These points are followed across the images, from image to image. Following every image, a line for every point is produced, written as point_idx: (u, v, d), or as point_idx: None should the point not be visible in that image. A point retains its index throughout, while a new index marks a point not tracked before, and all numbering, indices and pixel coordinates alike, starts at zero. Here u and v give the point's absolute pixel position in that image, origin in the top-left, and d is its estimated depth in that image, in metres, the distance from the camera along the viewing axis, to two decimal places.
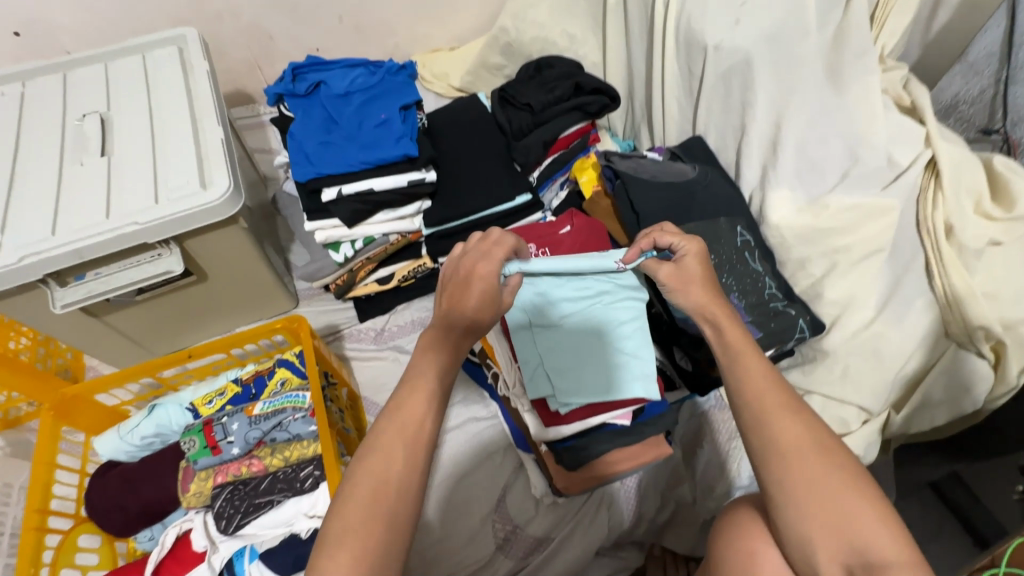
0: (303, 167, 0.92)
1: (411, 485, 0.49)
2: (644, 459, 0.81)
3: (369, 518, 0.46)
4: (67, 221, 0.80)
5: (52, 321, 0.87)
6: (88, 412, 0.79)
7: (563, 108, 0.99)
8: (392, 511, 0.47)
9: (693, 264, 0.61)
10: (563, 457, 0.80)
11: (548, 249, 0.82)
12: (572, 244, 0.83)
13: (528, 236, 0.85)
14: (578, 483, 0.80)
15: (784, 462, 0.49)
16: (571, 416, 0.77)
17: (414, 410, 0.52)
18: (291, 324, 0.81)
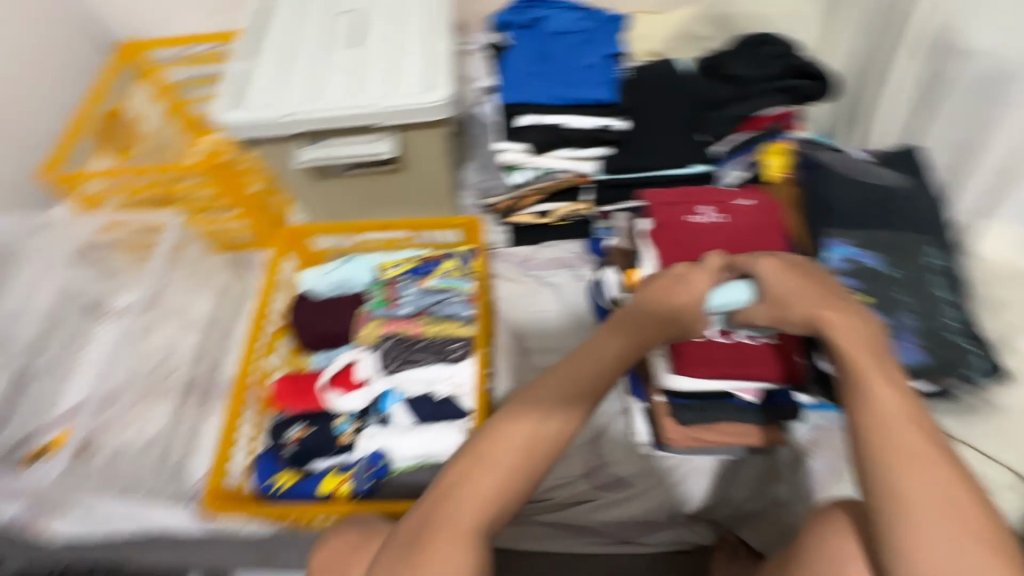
0: (510, 92, 1.00)
1: (556, 440, 0.61)
2: (750, 439, 0.84)
3: (517, 457, 0.60)
4: (323, 94, 0.97)
5: (287, 172, 1.06)
6: (302, 249, 0.99)
7: (769, 88, 0.97)
8: (533, 457, 0.61)
9: (778, 283, 0.61)
10: (681, 411, 0.84)
11: (727, 215, 0.81)
12: (749, 216, 0.81)
13: (709, 198, 0.84)
14: (686, 438, 0.85)
15: (898, 500, 0.49)
16: (703, 370, 0.80)
17: (571, 383, 0.63)
18: (470, 225, 0.93)
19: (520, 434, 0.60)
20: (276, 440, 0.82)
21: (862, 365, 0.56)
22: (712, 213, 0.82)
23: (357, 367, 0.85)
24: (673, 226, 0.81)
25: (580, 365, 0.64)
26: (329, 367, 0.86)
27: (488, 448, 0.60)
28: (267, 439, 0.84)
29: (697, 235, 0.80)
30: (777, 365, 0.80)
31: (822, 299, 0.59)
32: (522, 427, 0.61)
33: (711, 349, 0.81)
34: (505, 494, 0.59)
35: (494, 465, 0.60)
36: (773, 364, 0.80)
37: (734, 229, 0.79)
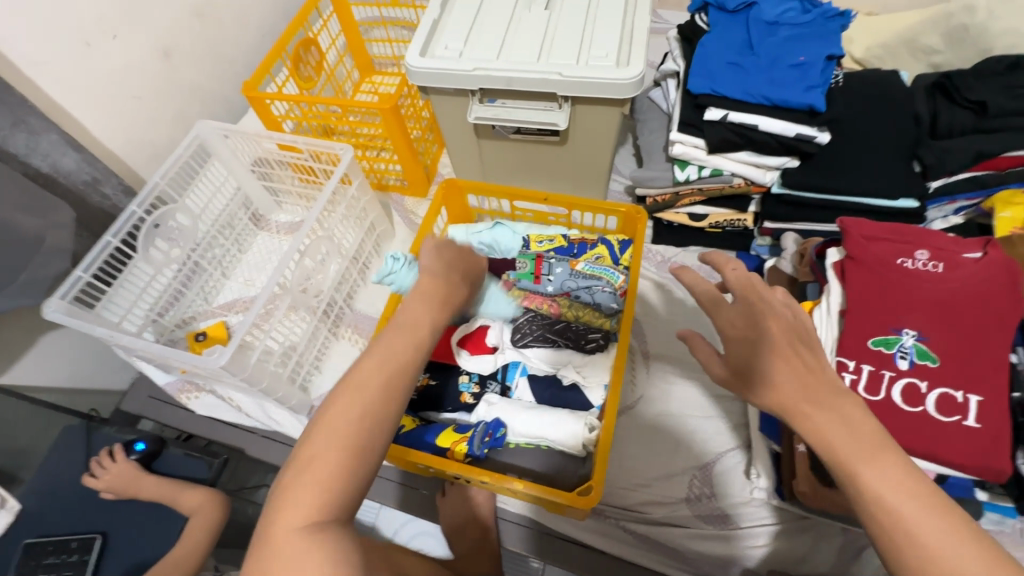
0: (701, 79, 0.93)
1: (387, 414, 0.54)
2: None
3: (338, 447, 0.51)
4: (510, 53, 0.95)
5: (454, 125, 1.08)
6: (456, 205, 0.99)
7: (1023, 125, 0.82)
8: (359, 437, 0.52)
9: (749, 358, 0.51)
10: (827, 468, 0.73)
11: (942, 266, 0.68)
12: (979, 273, 0.67)
13: (922, 242, 0.71)
14: (821, 499, 0.74)
15: None
16: None
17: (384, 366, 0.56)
18: (634, 213, 0.87)
19: (333, 428, 0.51)
20: None
21: (853, 462, 0.45)
22: (928, 260, 0.70)
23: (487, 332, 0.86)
24: (873, 262, 0.71)
25: (375, 354, 0.58)
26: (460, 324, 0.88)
27: (316, 452, 0.51)
28: None
29: (899, 281, 0.69)
30: (978, 462, 0.61)
31: (798, 382, 0.49)
32: (341, 418, 0.52)
33: (892, 415, 0.64)
34: (336, 482, 0.49)
35: (311, 460, 0.50)
36: (972, 458, 0.61)
37: (954, 285, 0.67)
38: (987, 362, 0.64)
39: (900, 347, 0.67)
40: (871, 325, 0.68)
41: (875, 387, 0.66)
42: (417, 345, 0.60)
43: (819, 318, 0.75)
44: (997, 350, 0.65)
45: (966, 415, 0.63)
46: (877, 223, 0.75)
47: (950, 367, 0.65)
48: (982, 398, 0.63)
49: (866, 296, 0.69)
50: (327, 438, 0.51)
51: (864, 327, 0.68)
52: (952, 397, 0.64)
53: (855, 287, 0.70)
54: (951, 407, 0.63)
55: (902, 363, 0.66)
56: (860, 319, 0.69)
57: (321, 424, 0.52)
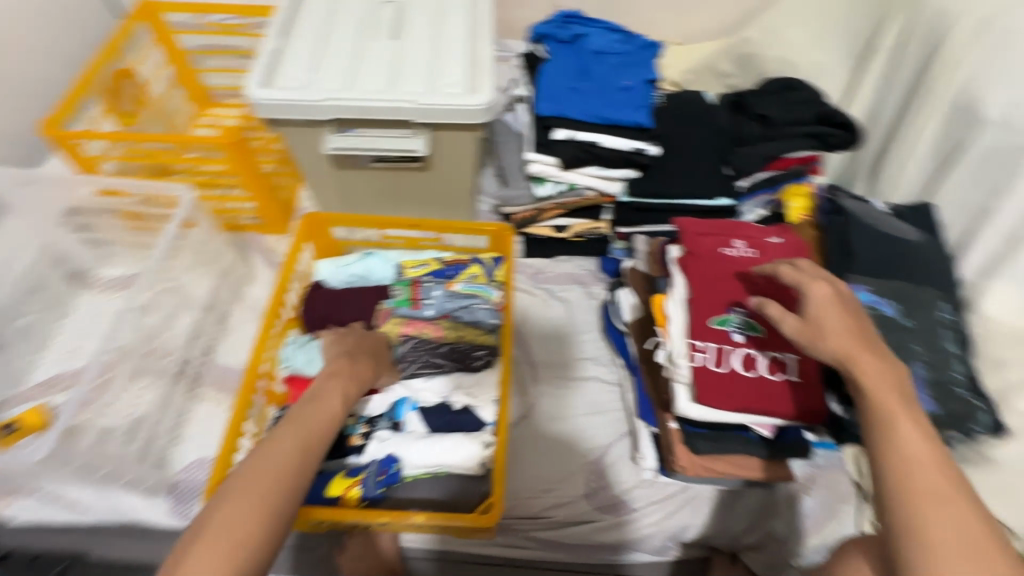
0: (546, 104, 1.01)
1: (303, 470, 0.56)
2: (762, 474, 0.83)
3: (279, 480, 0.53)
4: (359, 83, 0.94)
5: (309, 157, 1.04)
6: (322, 237, 0.94)
7: (798, 132, 1.01)
8: (272, 492, 0.52)
9: (822, 313, 0.61)
10: (695, 441, 0.83)
11: (755, 249, 0.81)
12: (781, 254, 0.81)
13: (736, 232, 0.84)
14: (697, 469, 0.83)
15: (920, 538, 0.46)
16: (729, 403, 0.75)
17: (303, 428, 0.60)
18: (501, 232, 0.91)
19: (247, 482, 0.52)
20: None
21: (890, 416, 0.53)
22: (745, 247, 0.83)
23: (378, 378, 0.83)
24: (705, 255, 0.81)
25: (295, 420, 0.60)
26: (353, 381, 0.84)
27: (223, 505, 0.50)
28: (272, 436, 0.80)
29: (728, 269, 0.80)
30: (799, 408, 0.75)
31: (857, 336, 0.58)
32: (253, 473, 0.53)
33: (736, 383, 0.75)
34: (251, 539, 0.49)
35: (226, 521, 0.49)
36: (796, 406, 0.75)
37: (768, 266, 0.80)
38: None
39: (734, 324, 0.78)
40: (711, 309, 0.79)
41: (721, 361, 0.76)
42: (339, 408, 0.65)
43: (671, 308, 0.83)
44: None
45: (788, 371, 0.76)
46: (702, 220, 0.87)
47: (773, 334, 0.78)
48: (798, 356, 0.77)
49: (704, 286, 0.80)
50: (239, 490, 0.51)
51: (707, 312, 0.79)
52: (778, 359, 0.77)
53: (695, 278, 0.81)
54: (778, 367, 0.76)
55: (738, 337, 0.78)
56: (701, 306, 0.79)
57: (234, 481, 0.52)
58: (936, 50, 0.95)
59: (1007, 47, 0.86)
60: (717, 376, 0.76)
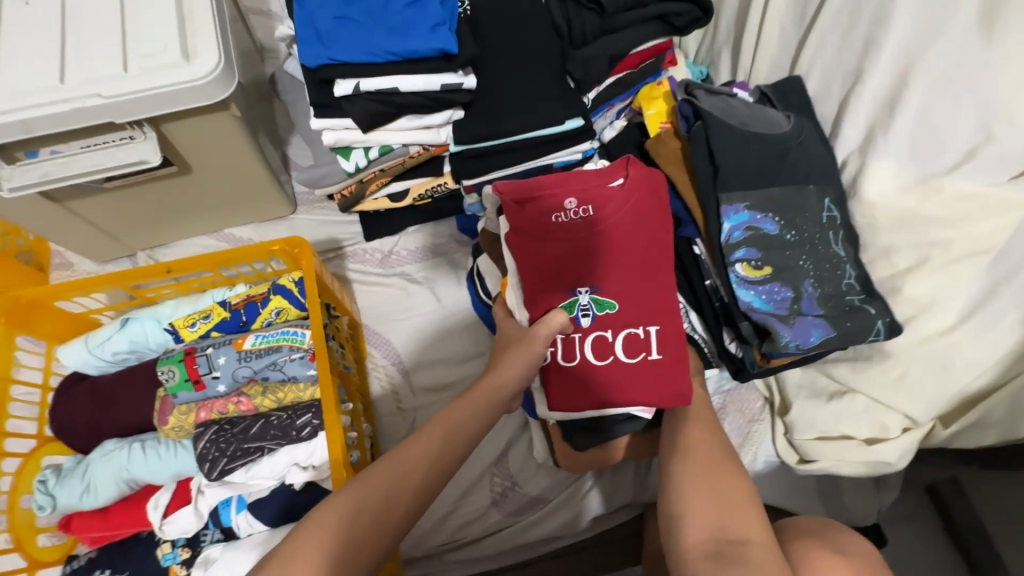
0: (311, 48, 0.73)
1: (431, 470, 0.55)
2: (645, 451, 0.79)
3: (422, 469, 0.55)
4: (10, 81, 0.63)
5: (4, 200, 0.73)
6: (50, 319, 0.68)
7: (641, 15, 0.79)
8: (411, 480, 0.53)
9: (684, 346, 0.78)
10: (576, 437, 0.75)
11: (593, 206, 0.70)
12: (622, 204, 0.69)
13: (572, 183, 0.71)
14: (581, 464, 0.79)
15: (690, 458, 0.63)
16: (584, 404, 0.70)
17: (460, 429, 0.59)
18: (291, 248, 0.69)
19: (410, 452, 0.55)
20: None
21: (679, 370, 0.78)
22: (579, 205, 0.70)
23: (191, 483, 0.64)
24: (532, 230, 0.70)
25: (450, 415, 0.60)
26: (151, 507, 0.62)
27: (386, 466, 0.54)
28: None
29: (562, 239, 0.69)
30: (668, 388, 0.69)
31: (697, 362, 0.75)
32: (421, 444, 0.56)
33: (591, 374, 0.70)
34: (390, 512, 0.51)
35: (385, 477, 0.52)
36: (664, 387, 0.69)
37: (607, 225, 0.69)
38: (655, 289, 0.70)
39: (579, 306, 0.70)
40: (553, 294, 0.70)
41: (570, 353, 0.70)
42: (474, 422, 0.60)
43: (511, 300, 0.74)
44: (658, 270, 0.70)
45: (649, 349, 0.69)
46: (529, 180, 0.73)
47: (626, 307, 0.70)
48: (659, 328, 0.69)
49: (540, 263, 0.70)
50: (409, 458, 0.55)
51: (548, 299, 0.70)
52: (636, 335, 0.69)
53: (526, 259, 0.71)
54: (637, 346, 0.69)
55: (586, 320, 0.70)
56: (541, 288, 0.71)
57: (408, 445, 0.56)
58: None
59: None
60: (568, 371, 0.70)
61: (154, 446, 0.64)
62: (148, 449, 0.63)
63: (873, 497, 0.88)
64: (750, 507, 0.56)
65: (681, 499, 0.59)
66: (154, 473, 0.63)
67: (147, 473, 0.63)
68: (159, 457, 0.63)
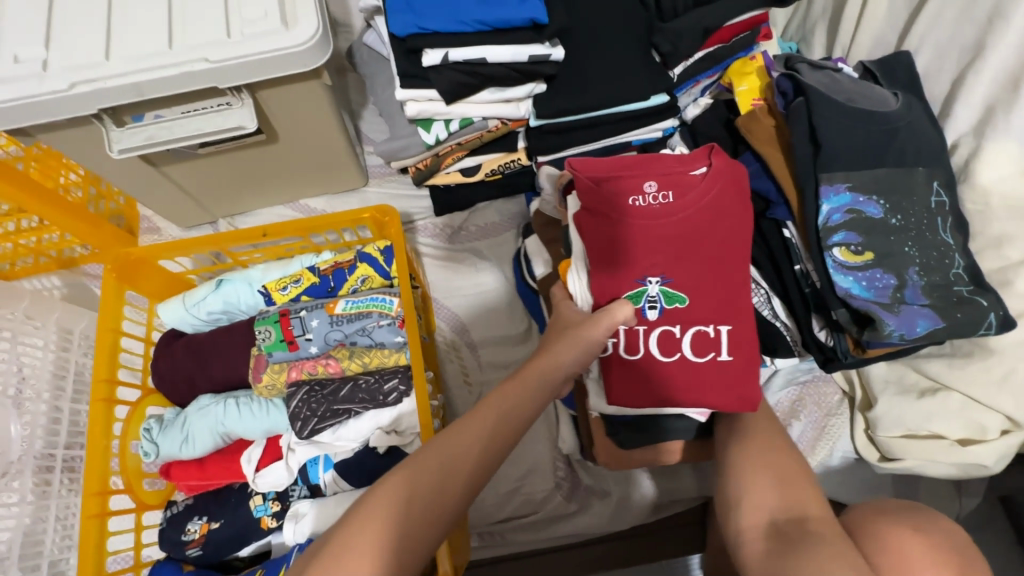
0: (402, 17, 0.73)
1: (483, 460, 0.50)
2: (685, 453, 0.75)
3: (473, 456, 0.49)
4: (123, 45, 0.65)
5: (108, 163, 0.76)
6: (152, 277, 0.71)
7: None
8: (461, 470, 0.48)
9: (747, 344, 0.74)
10: (621, 432, 0.73)
11: (673, 192, 0.66)
12: (704, 193, 0.65)
13: (652, 166, 0.68)
14: (621, 462, 0.75)
15: (749, 443, 0.62)
16: (642, 400, 0.68)
17: (510, 411, 0.53)
18: (381, 217, 0.70)
19: (461, 437, 0.50)
20: (174, 541, 0.63)
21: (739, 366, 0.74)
22: (658, 190, 0.66)
23: (280, 441, 0.66)
24: (606, 211, 0.66)
25: (502, 395, 0.54)
26: (244, 461, 0.64)
27: (435, 453, 0.49)
28: (163, 545, 0.63)
29: (637, 225, 0.66)
30: (734, 392, 0.66)
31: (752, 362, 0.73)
32: (471, 426, 0.51)
33: (654, 370, 0.67)
34: (438, 513, 0.46)
35: (435, 468, 0.48)
36: (729, 391, 0.66)
37: (687, 215, 0.65)
38: (728, 288, 0.67)
39: (648, 297, 0.66)
40: (622, 282, 0.66)
41: (634, 346, 0.67)
42: (526, 401, 0.55)
43: (575, 284, 0.69)
44: (732, 267, 0.67)
45: (719, 349, 0.66)
46: (606, 159, 0.70)
47: (698, 304, 0.67)
48: (730, 328, 0.66)
49: (610, 251, 0.66)
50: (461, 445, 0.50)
51: (615, 287, 0.66)
52: (706, 334, 0.67)
53: (596, 241, 0.67)
54: (706, 344, 0.66)
55: (652, 313, 0.67)
56: (609, 276, 0.66)
57: (458, 427, 0.51)
58: None
59: None
60: (630, 365, 0.67)
61: (247, 402, 0.66)
62: (241, 405, 0.66)
63: (955, 502, 0.85)
64: (811, 490, 0.55)
65: (738, 481, 0.58)
66: (248, 428, 0.66)
67: (240, 428, 0.66)
68: (252, 414, 0.66)
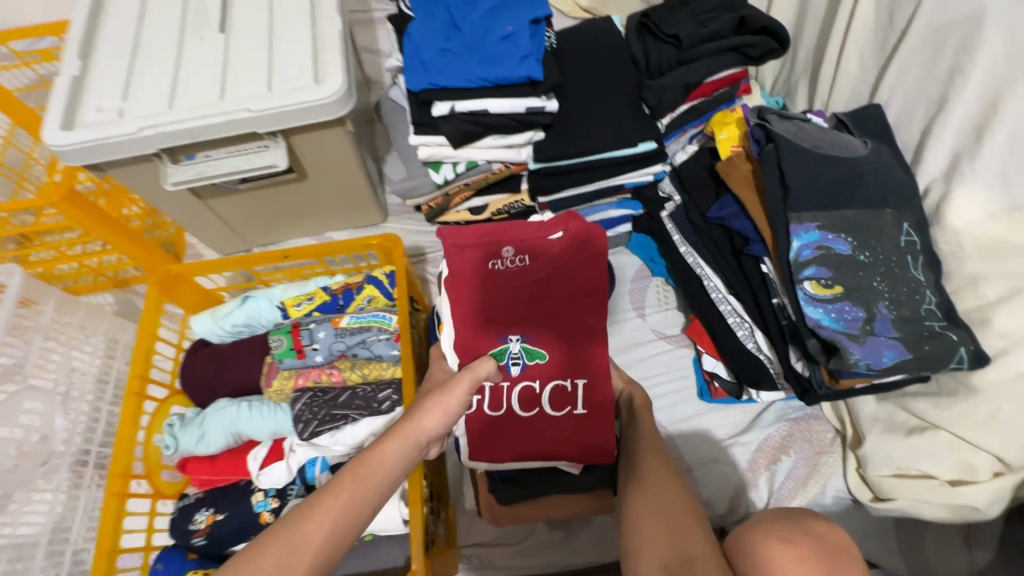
0: (417, 75, 0.85)
1: (337, 532, 0.45)
2: (576, 509, 0.78)
3: (327, 528, 0.45)
4: (185, 98, 0.78)
5: (162, 194, 0.88)
6: (188, 291, 0.81)
7: (718, 48, 0.84)
8: (312, 544, 0.44)
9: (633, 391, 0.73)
10: (499, 489, 0.75)
11: (529, 255, 0.72)
12: (557, 256, 0.72)
13: (512, 232, 0.73)
14: (504, 517, 0.78)
15: (641, 484, 0.59)
16: (504, 454, 0.72)
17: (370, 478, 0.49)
18: (386, 243, 0.78)
19: (317, 509, 0.46)
20: (182, 529, 0.69)
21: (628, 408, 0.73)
22: (516, 254, 0.73)
23: (284, 443, 0.72)
24: (473, 274, 0.73)
25: (358, 465, 0.49)
26: (251, 458, 0.71)
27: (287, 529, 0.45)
28: (172, 534, 0.69)
29: (498, 286, 0.72)
30: (592, 442, 0.71)
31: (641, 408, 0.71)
32: (326, 498, 0.47)
33: (515, 425, 0.71)
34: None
35: (283, 543, 0.44)
36: (585, 444, 0.71)
37: (541, 276, 0.72)
38: (583, 343, 0.72)
39: (511, 354, 0.72)
40: (485, 340, 0.72)
41: (497, 402, 0.72)
42: (390, 467, 0.50)
43: (447, 344, 0.74)
44: (585, 328, 0.73)
45: (575, 403, 0.71)
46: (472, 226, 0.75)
47: (556, 360, 0.72)
48: (585, 381, 0.71)
49: (475, 311, 0.72)
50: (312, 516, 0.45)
51: (479, 346, 0.72)
52: (564, 388, 0.72)
53: (465, 302, 0.73)
54: (563, 398, 0.71)
55: (516, 369, 0.72)
56: (472, 335, 0.72)
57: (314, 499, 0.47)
58: None
59: None
60: (494, 420, 0.71)
61: (258, 406, 0.73)
62: (252, 409, 0.73)
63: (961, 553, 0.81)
64: (696, 525, 0.53)
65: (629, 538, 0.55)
66: (256, 430, 0.72)
67: (249, 429, 0.72)
68: (261, 417, 0.73)
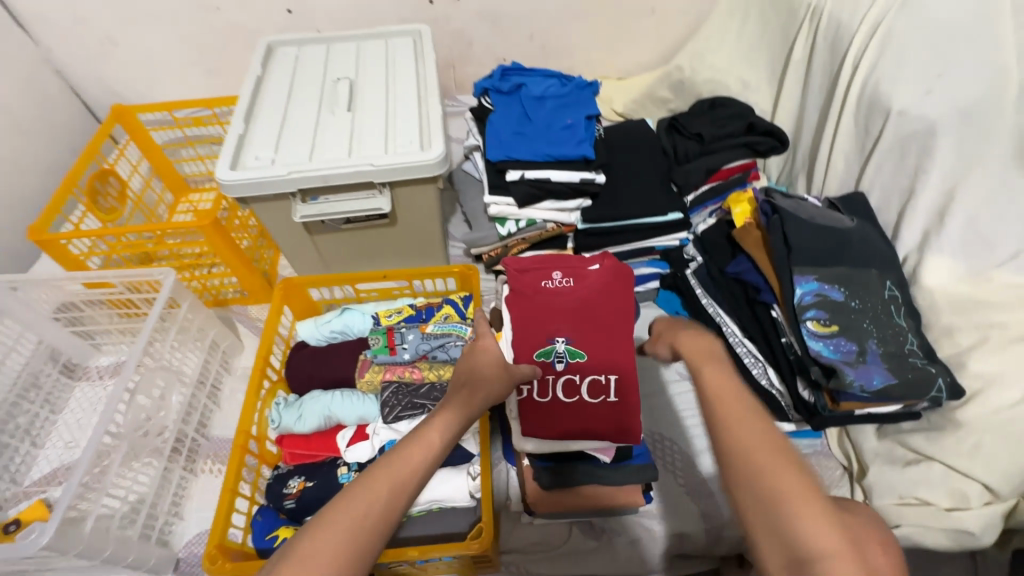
0: (496, 149, 1.09)
1: (389, 506, 0.53)
2: (609, 503, 0.87)
3: (381, 505, 0.52)
4: (322, 153, 1.02)
5: (284, 227, 1.10)
6: (299, 301, 1.00)
7: (732, 144, 1.08)
8: (372, 516, 0.52)
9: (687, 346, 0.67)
10: (542, 475, 0.87)
11: (573, 278, 0.91)
12: (595, 280, 0.90)
13: (558, 263, 0.94)
14: (545, 503, 0.88)
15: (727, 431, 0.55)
16: (549, 433, 0.83)
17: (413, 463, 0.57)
18: (466, 273, 0.98)
19: (370, 489, 0.53)
20: (277, 493, 0.81)
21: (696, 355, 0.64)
22: (563, 277, 0.91)
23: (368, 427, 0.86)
24: (527, 291, 0.90)
25: (398, 451, 0.57)
26: (341, 436, 0.85)
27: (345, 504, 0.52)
28: (267, 496, 0.82)
29: (547, 300, 0.89)
30: (622, 426, 0.83)
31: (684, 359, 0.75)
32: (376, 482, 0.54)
33: (558, 408, 0.83)
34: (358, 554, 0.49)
35: (343, 516, 0.51)
36: (617, 425, 0.83)
37: (582, 293, 0.89)
38: (616, 346, 0.86)
39: (556, 353, 0.85)
40: (536, 341, 0.86)
41: (544, 391, 0.84)
42: (428, 451, 0.58)
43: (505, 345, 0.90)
44: (616, 335, 0.87)
45: (608, 392, 0.84)
46: (530, 257, 0.96)
47: (594, 359, 0.85)
48: (617, 376, 0.84)
49: (527, 318, 0.88)
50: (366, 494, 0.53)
51: (531, 345, 0.86)
52: (599, 381, 0.84)
53: (519, 311, 0.89)
54: (599, 389, 0.84)
55: (560, 365, 0.85)
56: (525, 334, 0.87)
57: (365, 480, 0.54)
58: (841, 58, 1.03)
59: (901, 41, 0.92)
60: (541, 405, 0.84)
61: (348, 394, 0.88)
62: (344, 396, 0.87)
63: None
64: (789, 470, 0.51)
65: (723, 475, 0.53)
66: (346, 413, 0.86)
67: (340, 413, 0.86)
68: (351, 403, 0.87)
